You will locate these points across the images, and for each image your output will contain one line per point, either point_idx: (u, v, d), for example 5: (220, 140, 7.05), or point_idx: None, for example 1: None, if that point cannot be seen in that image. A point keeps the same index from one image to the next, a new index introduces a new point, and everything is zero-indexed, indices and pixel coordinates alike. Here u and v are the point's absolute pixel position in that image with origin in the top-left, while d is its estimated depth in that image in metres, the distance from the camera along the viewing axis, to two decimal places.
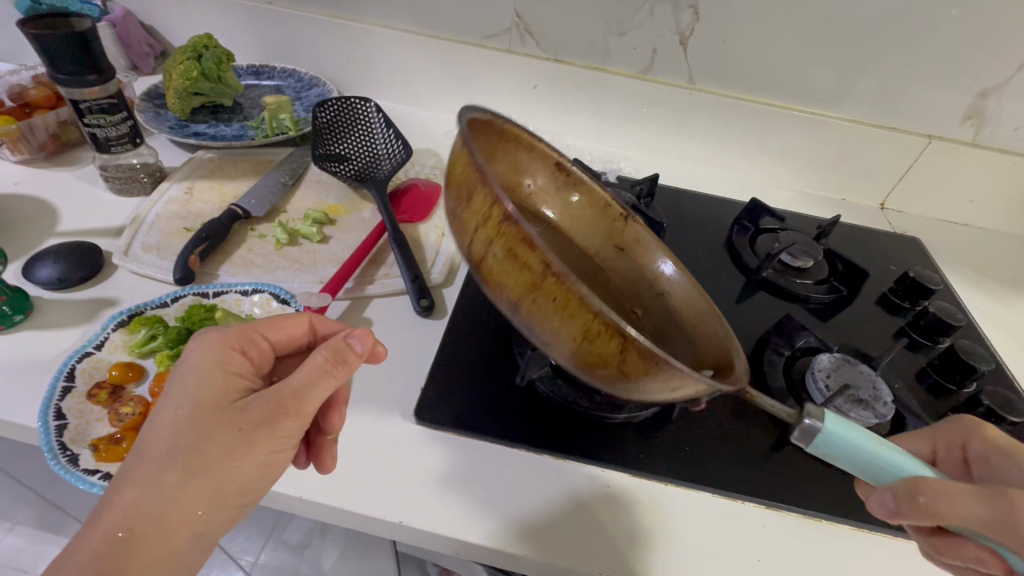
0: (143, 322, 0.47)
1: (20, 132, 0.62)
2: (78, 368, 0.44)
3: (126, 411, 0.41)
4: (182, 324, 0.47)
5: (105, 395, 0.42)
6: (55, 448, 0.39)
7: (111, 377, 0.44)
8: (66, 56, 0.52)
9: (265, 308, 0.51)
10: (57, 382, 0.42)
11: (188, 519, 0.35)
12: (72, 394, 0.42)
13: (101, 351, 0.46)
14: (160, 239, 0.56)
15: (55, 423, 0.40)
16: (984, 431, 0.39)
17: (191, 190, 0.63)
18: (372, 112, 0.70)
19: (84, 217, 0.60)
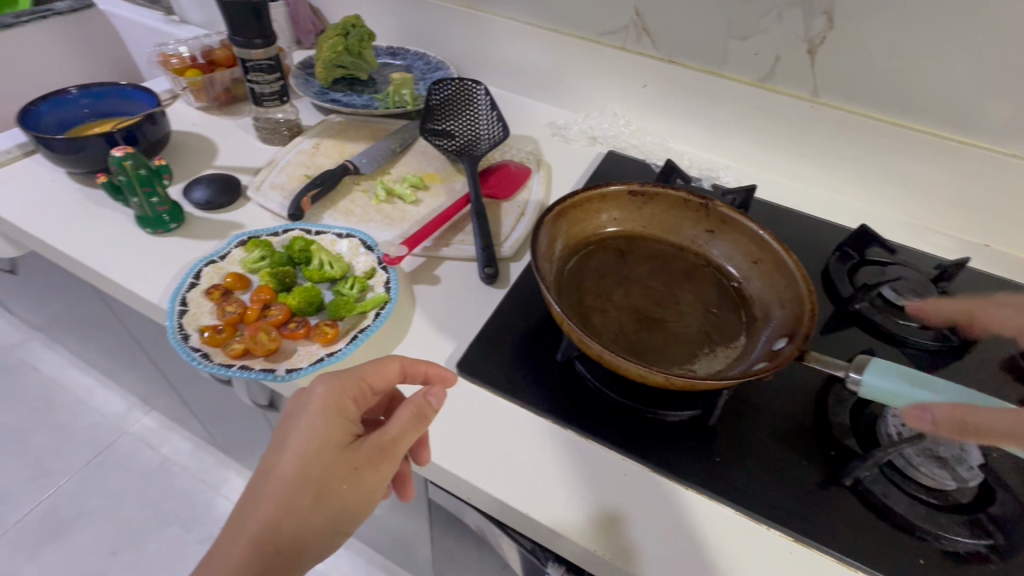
0: (258, 244, 0.55)
1: (204, 83, 0.76)
2: (204, 271, 0.53)
3: (229, 310, 0.50)
4: (286, 252, 0.55)
5: (218, 294, 0.51)
6: (176, 326, 0.48)
7: (226, 282, 0.53)
8: (243, 21, 0.63)
9: (353, 251, 0.57)
10: (187, 278, 0.52)
11: (311, 545, 0.40)
12: (196, 289, 0.52)
13: (223, 261, 0.55)
14: (285, 181, 0.66)
15: (179, 308, 0.50)
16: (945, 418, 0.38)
17: (318, 145, 0.73)
18: (483, 98, 0.75)
19: (234, 156, 0.72)
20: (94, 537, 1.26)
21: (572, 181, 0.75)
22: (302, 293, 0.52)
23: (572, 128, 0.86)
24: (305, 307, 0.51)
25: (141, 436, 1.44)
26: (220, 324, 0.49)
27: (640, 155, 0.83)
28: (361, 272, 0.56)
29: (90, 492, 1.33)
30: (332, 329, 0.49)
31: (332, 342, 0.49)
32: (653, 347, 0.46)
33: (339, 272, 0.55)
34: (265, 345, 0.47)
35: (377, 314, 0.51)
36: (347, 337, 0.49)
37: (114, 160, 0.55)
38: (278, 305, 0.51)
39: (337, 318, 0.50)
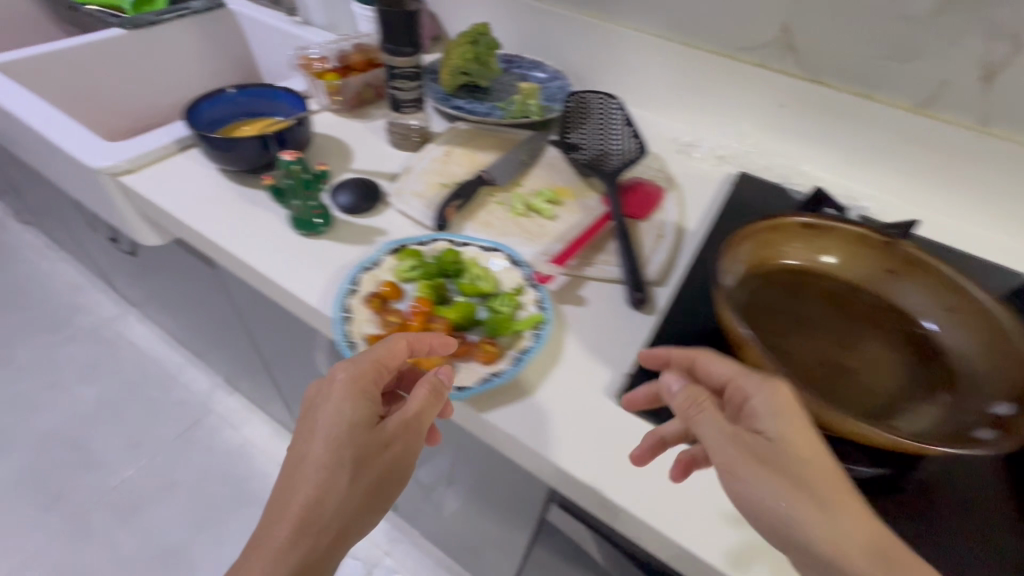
0: (409, 253, 0.56)
1: (340, 86, 0.78)
2: (361, 278, 0.54)
3: (392, 320, 0.50)
4: (437, 263, 0.55)
5: (378, 302, 0.51)
6: (343, 334, 0.49)
7: (383, 291, 0.53)
8: (397, 30, 0.64)
9: (499, 266, 0.57)
10: (346, 284, 0.53)
11: (351, 526, 0.41)
12: (356, 296, 0.52)
13: (376, 268, 0.55)
14: (423, 189, 0.66)
15: (344, 316, 0.50)
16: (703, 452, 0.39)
17: (449, 153, 0.73)
18: (619, 113, 0.74)
19: (370, 159, 0.73)
20: (182, 509, 1.33)
21: (706, 203, 0.72)
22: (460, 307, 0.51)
23: (700, 145, 0.83)
24: (463, 322, 0.51)
25: (225, 416, 1.49)
26: (385, 334, 0.49)
27: (772, 179, 0.79)
28: (510, 287, 0.55)
29: (178, 466, 1.39)
30: (494, 348, 0.48)
31: (494, 362, 0.48)
32: (845, 397, 0.43)
33: (491, 286, 0.54)
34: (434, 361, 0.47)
35: (536, 335, 0.50)
36: (508, 357, 0.49)
37: (284, 163, 0.58)
38: (436, 318, 0.51)
39: (496, 336, 0.50)
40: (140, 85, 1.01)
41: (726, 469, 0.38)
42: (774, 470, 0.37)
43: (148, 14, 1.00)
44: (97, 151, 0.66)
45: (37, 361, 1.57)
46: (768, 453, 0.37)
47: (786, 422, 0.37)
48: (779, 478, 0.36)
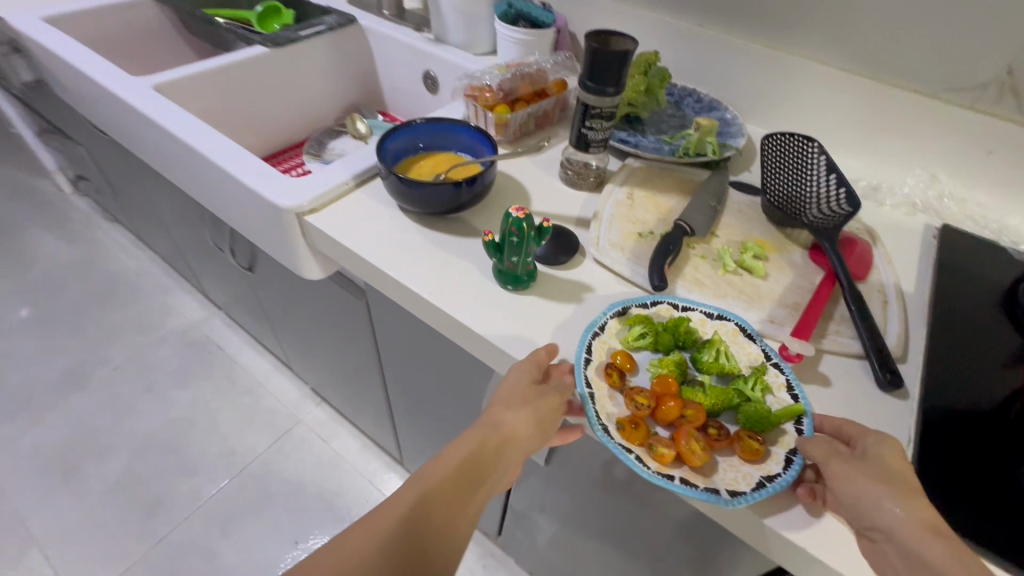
0: (638, 319, 0.52)
1: (507, 119, 0.74)
2: (593, 345, 0.51)
3: (639, 401, 0.47)
4: (668, 329, 0.52)
5: (618, 376, 0.49)
6: (594, 415, 0.47)
7: (617, 362, 0.50)
8: (607, 70, 0.60)
9: (731, 337, 0.52)
10: (582, 352, 0.50)
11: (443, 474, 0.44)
12: (592, 366, 0.50)
13: (603, 333, 0.52)
14: (621, 239, 0.62)
15: (588, 393, 0.48)
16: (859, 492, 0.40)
17: (632, 196, 0.69)
18: (819, 158, 0.69)
19: (547, 199, 0.69)
20: (276, 521, 1.33)
21: (916, 262, 0.66)
22: (712, 392, 0.49)
23: (885, 190, 0.77)
24: (717, 407, 0.48)
25: (314, 427, 1.49)
26: (636, 418, 0.47)
27: (974, 232, 0.72)
28: (751, 366, 0.50)
29: (271, 477, 1.40)
30: (762, 445, 0.45)
31: (762, 461, 0.45)
32: None
33: (734, 366, 0.50)
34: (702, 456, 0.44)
35: (799, 430, 0.46)
36: (776, 458, 0.45)
37: (509, 220, 0.52)
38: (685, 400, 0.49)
39: (760, 430, 0.46)
40: (275, 103, 1.00)
41: (858, 498, 0.39)
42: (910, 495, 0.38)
43: (287, 31, 0.99)
44: (278, 188, 0.65)
45: (132, 362, 1.60)
46: (866, 464, 0.41)
47: (891, 452, 0.41)
48: (905, 502, 0.38)
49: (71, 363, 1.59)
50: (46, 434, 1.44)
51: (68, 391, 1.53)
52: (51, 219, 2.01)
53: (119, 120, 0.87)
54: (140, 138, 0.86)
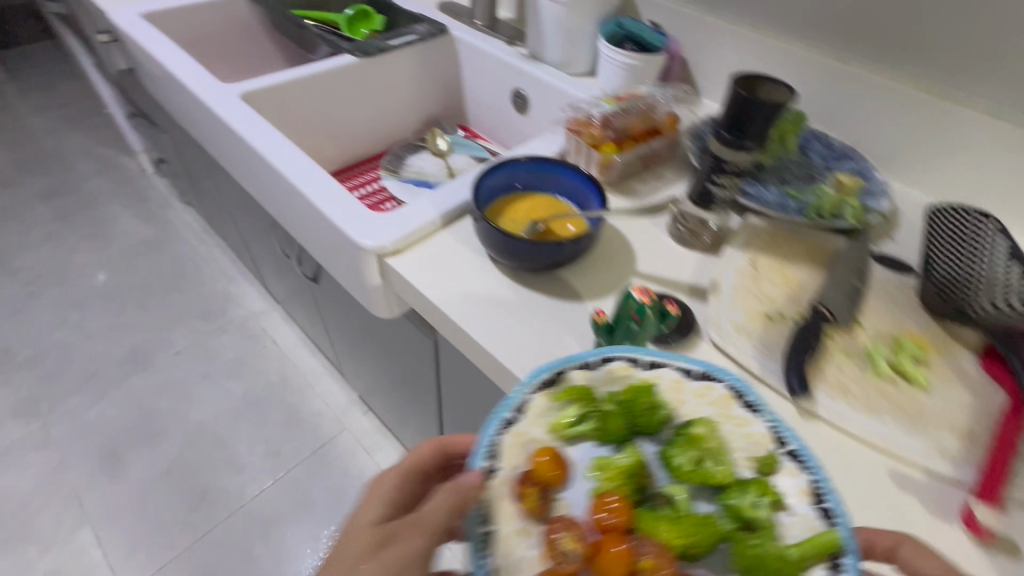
0: (574, 395, 0.47)
1: (613, 159, 0.66)
2: (503, 445, 0.45)
3: (562, 544, 0.40)
4: (614, 407, 0.46)
5: (534, 501, 0.42)
6: (489, 569, 0.40)
7: (540, 470, 0.43)
8: (749, 121, 0.53)
9: (724, 411, 0.48)
10: (482, 460, 0.44)
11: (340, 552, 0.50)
12: (501, 480, 0.43)
13: (520, 420, 0.46)
14: (744, 323, 0.54)
15: (486, 532, 0.42)
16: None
17: (755, 262, 0.59)
18: (998, 241, 0.59)
19: (660, 260, 0.61)
20: (315, 531, 1.31)
21: None
22: (683, 525, 0.41)
23: None
24: (688, 547, 0.41)
25: (359, 436, 1.46)
26: (549, 572, 0.39)
27: None
28: (752, 459, 0.45)
29: (314, 483, 1.38)
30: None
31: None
32: None
33: (727, 469, 0.45)
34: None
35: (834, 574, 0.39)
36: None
37: (632, 302, 0.51)
38: (625, 539, 0.41)
39: None
40: (357, 113, 0.95)
41: None
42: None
43: (376, 39, 0.94)
44: (359, 228, 0.60)
45: (191, 348, 1.62)
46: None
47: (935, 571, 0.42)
48: None
49: (135, 343, 1.62)
50: (106, 412, 1.48)
51: (130, 371, 1.56)
52: (131, 195, 2.08)
53: (203, 123, 0.85)
54: (220, 144, 0.82)
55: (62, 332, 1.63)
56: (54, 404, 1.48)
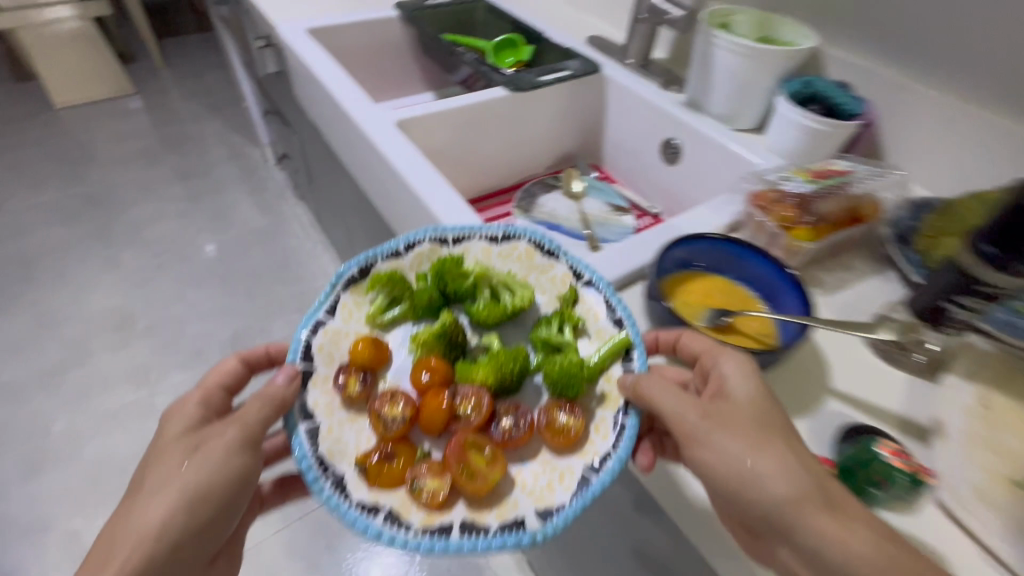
0: (377, 287, 0.76)
1: (804, 244, 0.71)
2: (315, 345, 0.72)
3: (388, 419, 0.67)
4: (410, 286, 0.78)
5: (355, 389, 0.69)
6: (316, 468, 0.63)
7: (359, 357, 0.72)
8: None
9: (584, 300, 0.77)
10: (301, 347, 0.71)
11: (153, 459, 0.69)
12: (316, 377, 0.70)
13: (335, 319, 0.74)
14: (982, 491, 0.58)
15: (309, 441, 0.65)
16: (696, 351, 0.67)
17: (986, 405, 0.62)
18: None
19: (863, 384, 0.72)
20: None
21: None
22: (498, 370, 0.72)
23: None
24: (485, 381, 0.71)
25: None
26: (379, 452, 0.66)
27: None
28: (552, 295, 0.79)
29: None
30: (574, 430, 0.66)
31: (579, 448, 0.67)
32: None
33: (514, 300, 0.79)
34: (473, 469, 0.63)
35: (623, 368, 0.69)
36: (599, 429, 0.68)
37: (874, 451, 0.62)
38: (449, 391, 0.71)
39: (564, 389, 0.69)
40: (502, 149, 0.94)
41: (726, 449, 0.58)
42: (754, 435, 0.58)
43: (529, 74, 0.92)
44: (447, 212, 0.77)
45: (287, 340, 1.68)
46: (710, 402, 0.62)
47: (738, 375, 0.63)
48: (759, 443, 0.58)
49: (239, 327, 1.70)
50: None
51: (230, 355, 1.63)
52: (254, 184, 2.22)
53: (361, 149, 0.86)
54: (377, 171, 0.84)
55: (177, 307, 1.73)
56: (159, 374, 1.55)
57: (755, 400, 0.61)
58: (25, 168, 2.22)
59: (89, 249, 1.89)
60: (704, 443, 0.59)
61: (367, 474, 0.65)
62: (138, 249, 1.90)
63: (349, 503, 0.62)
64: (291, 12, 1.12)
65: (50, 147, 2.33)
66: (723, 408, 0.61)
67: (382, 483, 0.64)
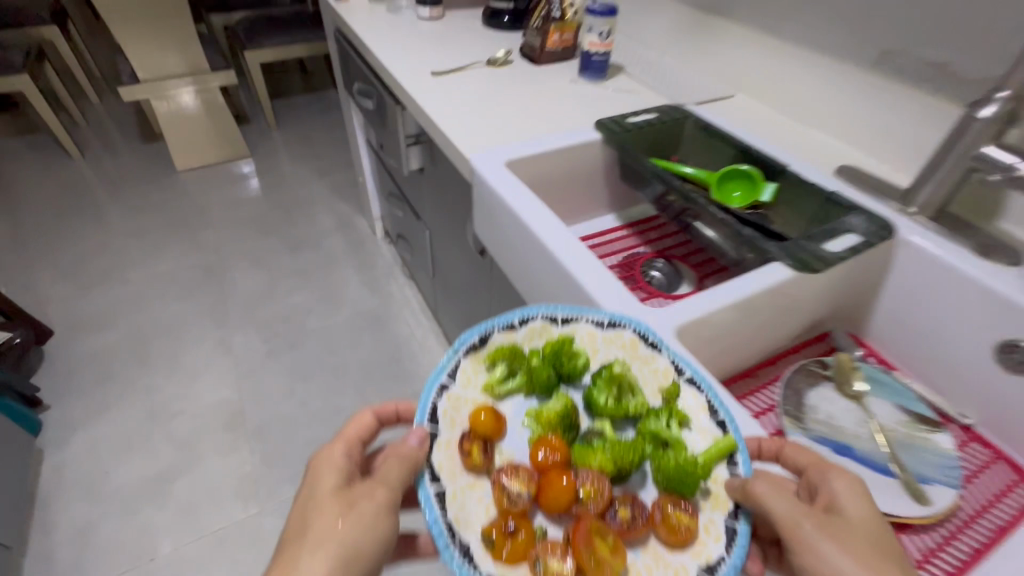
0: (500, 359, 0.61)
1: None
2: (439, 407, 0.57)
3: (511, 485, 0.52)
4: (535, 355, 0.61)
5: (478, 453, 0.54)
6: (446, 532, 0.49)
7: (483, 424, 0.56)
8: None
9: (701, 410, 0.57)
10: (424, 409, 0.56)
11: (296, 522, 0.55)
12: (439, 442, 0.55)
13: (456, 386, 0.59)
14: None
15: (438, 499, 0.51)
16: (838, 485, 0.51)
17: None
18: None
19: None
20: None
21: None
22: (618, 452, 0.56)
23: None
24: (618, 465, 0.56)
25: None
26: (504, 523, 0.51)
27: None
28: (658, 389, 0.59)
29: None
30: (689, 522, 0.50)
31: (695, 545, 0.50)
32: None
33: (641, 403, 0.59)
34: (599, 561, 0.47)
35: (732, 470, 0.53)
36: (710, 532, 0.52)
37: None
38: (571, 472, 0.54)
39: (681, 484, 0.52)
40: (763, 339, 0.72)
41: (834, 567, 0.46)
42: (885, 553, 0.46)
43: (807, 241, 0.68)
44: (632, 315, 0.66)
45: None
46: (841, 517, 0.49)
47: (854, 507, 0.49)
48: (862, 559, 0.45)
49: None
50: None
51: None
52: (362, 259, 2.13)
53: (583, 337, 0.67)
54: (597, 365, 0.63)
55: (287, 403, 1.62)
56: (269, 488, 1.42)
57: (883, 539, 0.47)
58: (147, 234, 2.25)
59: (203, 329, 1.83)
60: (814, 548, 0.47)
61: (495, 546, 0.50)
62: (250, 331, 1.83)
63: (475, 574, 0.48)
64: (473, 130, 0.98)
65: (170, 212, 2.36)
66: (839, 526, 0.48)
67: (509, 556, 0.49)
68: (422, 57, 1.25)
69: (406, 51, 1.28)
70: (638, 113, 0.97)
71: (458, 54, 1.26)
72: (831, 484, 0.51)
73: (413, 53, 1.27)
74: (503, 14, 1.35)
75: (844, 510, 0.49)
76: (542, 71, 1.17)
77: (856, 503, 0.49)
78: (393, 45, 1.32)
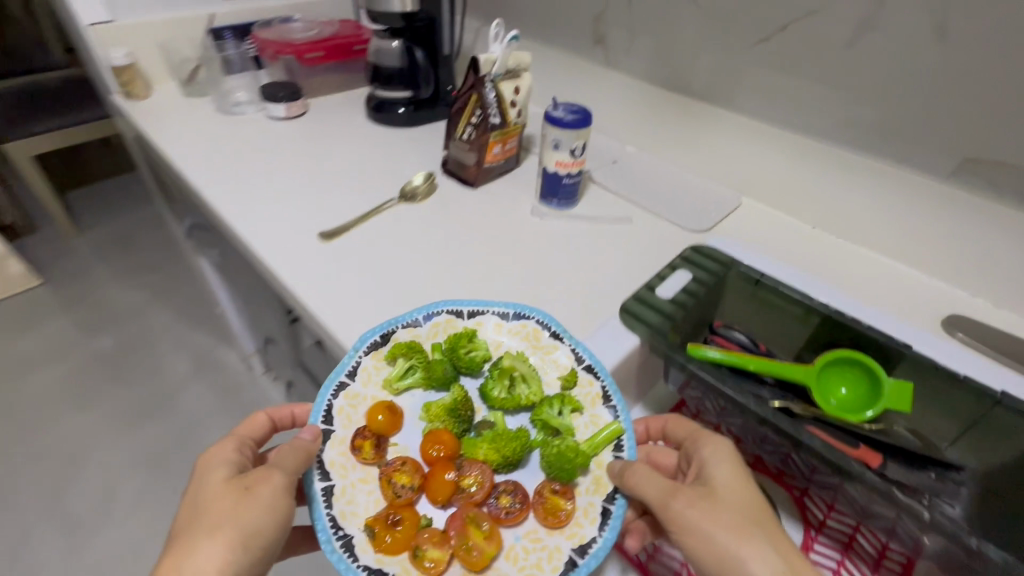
0: (401, 356, 0.60)
1: None
2: (336, 407, 0.57)
3: (400, 487, 0.53)
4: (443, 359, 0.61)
5: (372, 450, 0.55)
6: (331, 524, 0.50)
7: (378, 422, 0.57)
8: None
9: (592, 401, 0.59)
10: (320, 413, 0.56)
11: (198, 515, 0.48)
12: (333, 443, 0.55)
13: (355, 384, 0.59)
14: None
15: (325, 488, 0.52)
16: (723, 451, 0.52)
17: None
18: None
19: None
20: None
21: None
22: (501, 444, 0.57)
23: None
24: (504, 454, 0.56)
25: None
26: (393, 520, 0.51)
27: None
28: (561, 377, 0.61)
29: None
30: (566, 502, 0.52)
31: (570, 527, 0.52)
32: None
33: (536, 394, 0.60)
34: (469, 546, 0.49)
35: (617, 456, 0.55)
36: (589, 517, 0.52)
37: None
38: (458, 468, 0.56)
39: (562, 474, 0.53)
40: None
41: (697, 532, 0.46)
42: (747, 518, 0.46)
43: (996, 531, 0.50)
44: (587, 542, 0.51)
45: None
46: (714, 492, 0.48)
47: (723, 470, 0.51)
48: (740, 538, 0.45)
49: None
50: None
51: None
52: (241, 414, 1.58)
53: None
54: None
55: None
56: None
57: (742, 488, 0.49)
58: None
59: None
60: (682, 521, 0.47)
61: (377, 533, 0.50)
62: None
63: (354, 565, 0.47)
64: (440, 301, 0.65)
65: None
66: (707, 494, 0.49)
67: (389, 545, 0.49)
68: (290, 193, 0.82)
69: (262, 183, 0.84)
70: (666, 280, 0.66)
71: (348, 182, 0.85)
72: (714, 460, 0.51)
73: (273, 188, 0.83)
74: (397, 106, 0.96)
75: (718, 487, 0.49)
76: (483, 201, 0.81)
77: (734, 476, 0.50)
78: (237, 173, 0.86)
